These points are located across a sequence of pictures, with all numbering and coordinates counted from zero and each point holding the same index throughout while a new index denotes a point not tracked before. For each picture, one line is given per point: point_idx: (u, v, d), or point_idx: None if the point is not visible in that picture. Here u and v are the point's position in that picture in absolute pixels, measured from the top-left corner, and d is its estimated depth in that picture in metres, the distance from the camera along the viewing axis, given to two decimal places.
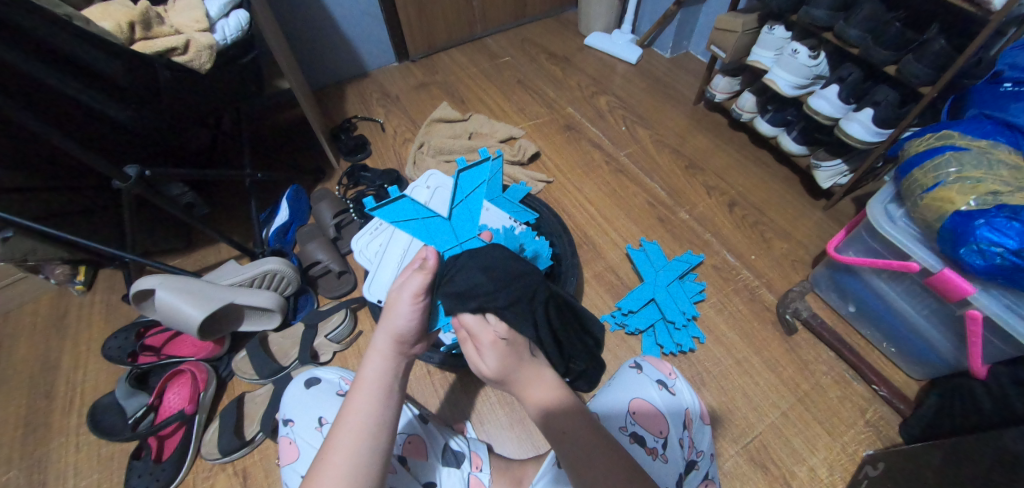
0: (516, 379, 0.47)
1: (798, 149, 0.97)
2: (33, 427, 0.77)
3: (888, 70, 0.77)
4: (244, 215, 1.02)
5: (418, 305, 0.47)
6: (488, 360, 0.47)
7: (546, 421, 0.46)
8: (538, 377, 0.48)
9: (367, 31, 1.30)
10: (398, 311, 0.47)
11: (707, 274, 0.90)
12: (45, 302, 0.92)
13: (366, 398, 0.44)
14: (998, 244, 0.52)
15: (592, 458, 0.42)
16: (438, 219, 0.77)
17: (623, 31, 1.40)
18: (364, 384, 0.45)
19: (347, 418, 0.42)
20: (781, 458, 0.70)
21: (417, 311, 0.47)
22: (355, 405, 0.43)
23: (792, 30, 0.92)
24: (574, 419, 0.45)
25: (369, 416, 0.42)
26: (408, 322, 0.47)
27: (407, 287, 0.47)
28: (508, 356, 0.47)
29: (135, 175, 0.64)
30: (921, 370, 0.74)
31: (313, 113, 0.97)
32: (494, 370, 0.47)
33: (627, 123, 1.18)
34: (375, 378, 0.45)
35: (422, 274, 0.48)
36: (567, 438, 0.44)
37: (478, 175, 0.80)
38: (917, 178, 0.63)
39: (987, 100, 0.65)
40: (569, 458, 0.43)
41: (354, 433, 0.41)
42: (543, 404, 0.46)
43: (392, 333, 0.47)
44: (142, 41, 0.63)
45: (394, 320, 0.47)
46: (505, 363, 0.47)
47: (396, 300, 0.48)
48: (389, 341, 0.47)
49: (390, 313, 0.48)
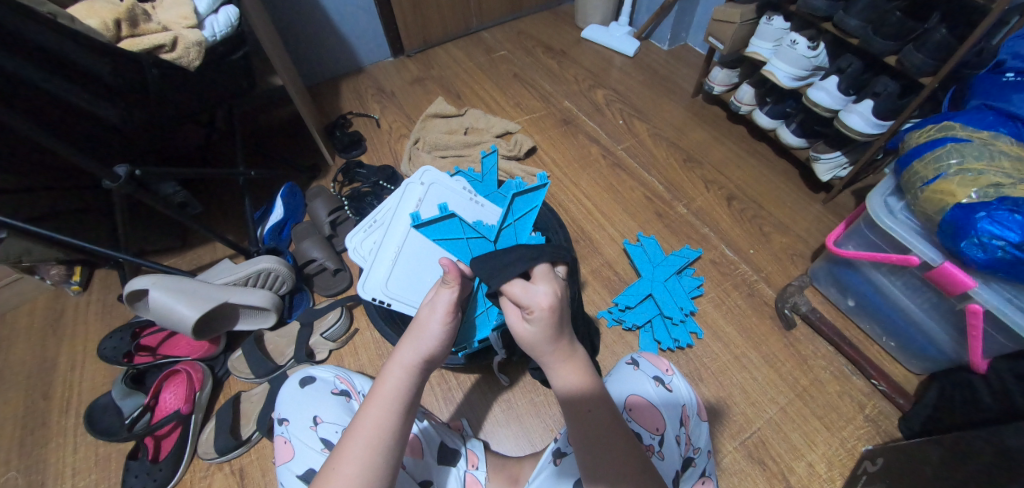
0: (551, 349, 0.44)
1: (797, 141, 0.96)
2: (31, 428, 0.77)
3: (889, 61, 0.76)
4: (240, 214, 1.01)
5: (447, 324, 0.46)
6: (536, 322, 0.43)
7: (572, 400, 0.44)
8: (569, 354, 0.44)
9: (361, 26, 1.28)
10: (428, 327, 0.46)
11: (705, 269, 0.89)
12: (41, 303, 0.92)
13: (384, 413, 0.42)
14: (1000, 237, 0.52)
15: (608, 451, 0.41)
16: (484, 242, 0.75)
17: (620, 23, 1.39)
18: (383, 397, 0.43)
19: (362, 430, 0.41)
20: (780, 454, 0.69)
21: (445, 329, 0.46)
22: (372, 417, 0.42)
23: (791, 21, 0.90)
24: (600, 404, 0.43)
25: (387, 431, 0.42)
26: (436, 339, 0.45)
27: (437, 304, 0.46)
28: (557, 320, 0.44)
29: (125, 175, 0.63)
30: (921, 364, 0.73)
31: (307, 110, 0.96)
32: (535, 335, 0.44)
33: (625, 117, 1.17)
34: (396, 391, 0.44)
35: (449, 289, 0.47)
36: (592, 419, 0.43)
37: (531, 199, 0.78)
38: (918, 170, 0.62)
39: (989, 91, 0.64)
40: (586, 442, 0.42)
41: (367, 445, 0.40)
42: (570, 381, 0.44)
43: (419, 349, 0.45)
44: (130, 38, 0.63)
45: (422, 334, 0.46)
46: (546, 334, 0.43)
47: (425, 317, 0.46)
48: (415, 356, 0.45)
49: (418, 326, 0.46)
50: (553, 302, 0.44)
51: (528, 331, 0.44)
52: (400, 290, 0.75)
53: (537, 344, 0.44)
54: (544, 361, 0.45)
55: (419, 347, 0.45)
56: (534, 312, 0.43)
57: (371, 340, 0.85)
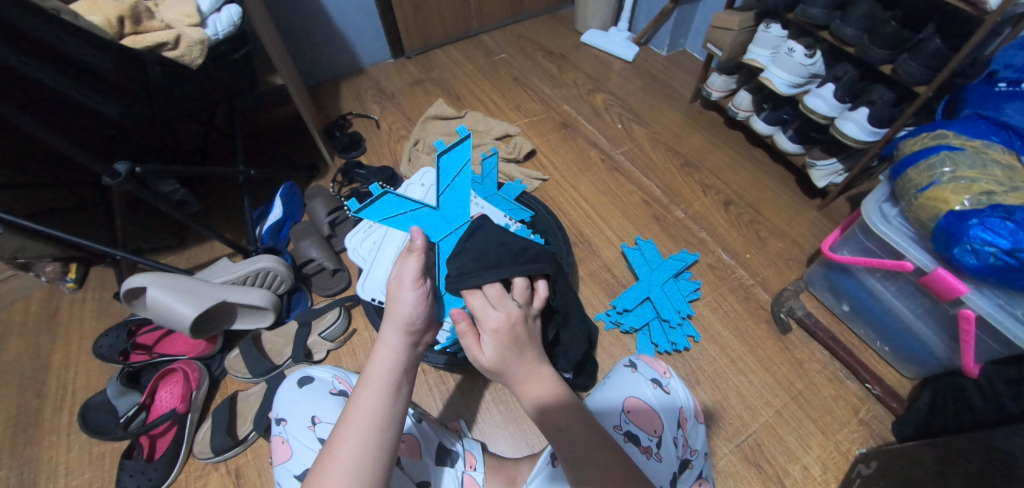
0: (511, 369, 0.45)
1: (794, 148, 0.97)
2: (23, 426, 0.76)
3: (884, 69, 0.77)
4: (238, 212, 1.01)
5: (418, 291, 0.48)
6: (487, 345, 0.46)
7: (541, 417, 0.44)
8: (531, 371, 0.46)
9: (362, 27, 1.28)
10: (400, 300, 0.47)
11: (702, 273, 0.90)
12: (35, 300, 0.91)
13: (375, 392, 0.42)
14: (992, 244, 0.53)
15: (589, 460, 0.40)
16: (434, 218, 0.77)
17: (619, 28, 1.40)
18: (373, 380, 0.43)
19: (354, 413, 0.41)
20: (775, 457, 0.70)
21: (419, 299, 0.47)
22: (363, 400, 0.42)
23: (788, 29, 0.91)
24: (571, 415, 0.44)
25: (379, 411, 0.41)
26: (411, 307, 0.46)
27: (405, 276, 0.49)
28: (510, 344, 0.46)
29: (125, 172, 0.62)
30: (914, 369, 0.74)
31: (307, 110, 0.95)
32: (493, 361, 0.45)
33: (623, 121, 1.18)
34: (384, 370, 0.44)
35: (417, 261, 0.49)
36: (563, 434, 0.43)
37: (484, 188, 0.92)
38: (912, 177, 0.63)
39: (980, 100, 0.65)
40: (565, 455, 0.41)
41: (360, 427, 0.40)
42: (533, 394, 0.45)
43: (399, 322, 0.46)
44: (132, 36, 0.62)
45: (399, 309, 0.47)
46: (502, 356, 0.45)
47: (397, 291, 0.48)
48: (397, 331, 0.46)
49: (394, 302, 0.48)
50: (503, 324, 0.47)
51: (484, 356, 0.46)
52: None
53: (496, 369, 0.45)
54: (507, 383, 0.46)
55: (399, 322, 0.47)
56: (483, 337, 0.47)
57: (369, 341, 0.85)
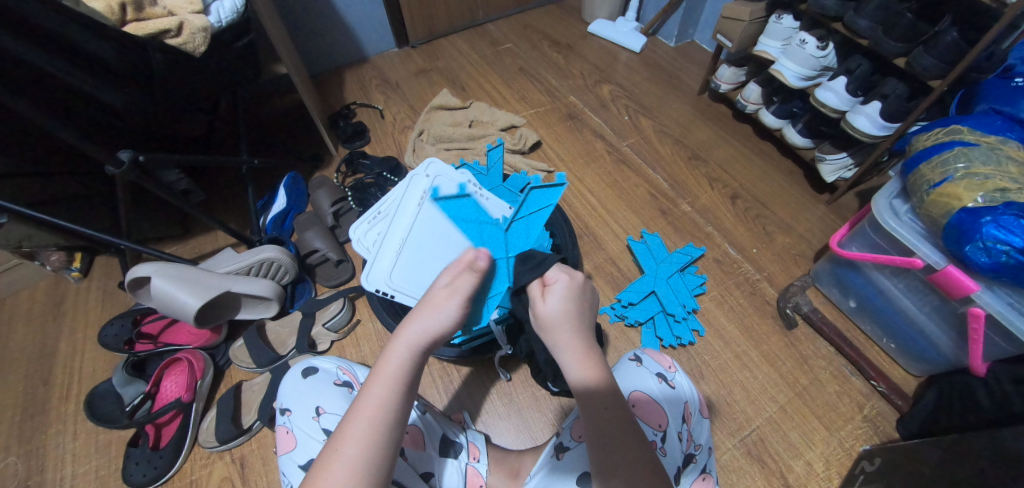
0: (569, 332, 0.46)
1: (803, 141, 0.96)
2: (31, 414, 0.77)
3: (898, 62, 0.75)
4: (242, 202, 1.01)
5: (463, 308, 0.47)
6: (552, 298, 0.49)
7: (582, 401, 0.44)
8: (584, 346, 0.46)
9: (366, 14, 1.26)
10: (443, 308, 0.46)
11: (708, 268, 0.89)
12: (41, 289, 0.92)
13: (388, 392, 0.42)
14: (1004, 242, 0.52)
15: (623, 446, 0.42)
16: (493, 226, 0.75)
17: (627, 19, 1.38)
18: (388, 377, 0.43)
19: (365, 411, 0.41)
20: (779, 452, 0.70)
21: (458, 311, 0.46)
22: (376, 397, 0.41)
23: (800, 20, 0.90)
24: (615, 401, 0.44)
25: (389, 412, 0.41)
26: (451, 321, 0.45)
27: (457, 289, 0.47)
28: (579, 304, 0.48)
29: (129, 161, 0.62)
30: (920, 366, 0.74)
31: (311, 99, 0.94)
32: (557, 313, 0.47)
33: (630, 113, 1.17)
34: (402, 371, 0.43)
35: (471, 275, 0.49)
36: (606, 413, 0.43)
37: (547, 195, 0.72)
38: (924, 173, 0.62)
39: (998, 95, 0.64)
40: (599, 439, 0.43)
41: (369, 426, 0.40)
42: (582, 372, 0.45)
43: (431, 330, 0.45)
44: (135, 23, 0.61)
45: (435, 316, 0.46)
46: (568, 311, 0.47)
47: (443, 297, 0.46)
48: (426, 338, 0.44)
49: (425, 307, 0.46)
50: (568, 288, 0.49)
51: (548, 307, 0.48)
52: (403, 282, 0.74)
53: (557, 326, 0.47)
54: (556, 346, 0.47)
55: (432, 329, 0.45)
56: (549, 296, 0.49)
57: (373, 332, 0.85)
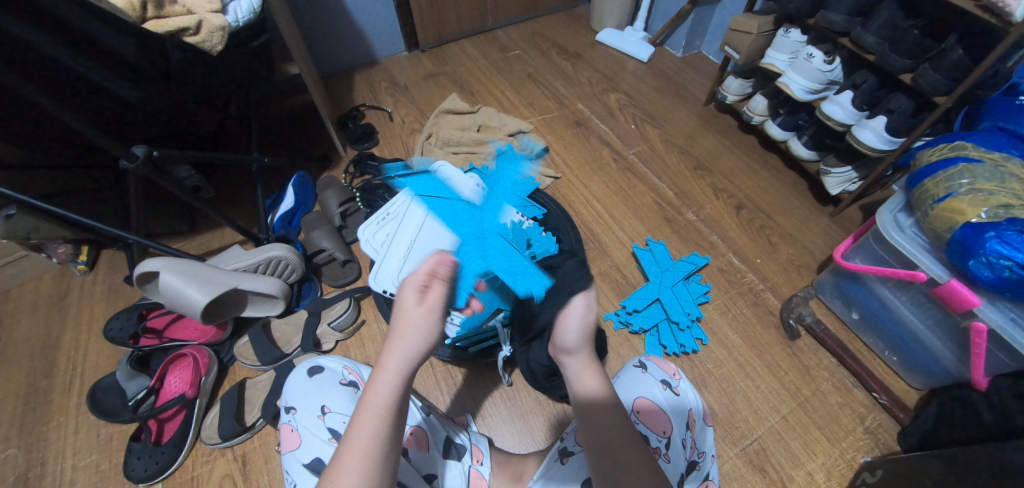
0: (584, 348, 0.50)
1: (808, 154, 0.97)
2: (33, 406, 0.77)
3: (904, 78, 0.76)
4: (250, 200, 1.01)
5: (439, 323, 0.44)
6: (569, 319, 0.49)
7: (590, 405, 0.48)
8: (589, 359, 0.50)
9: (378, 18, 1.28)
10: (416, 327, 0.43)
11: (712, 276, 0.90)
12: (47, 280, 0.92)
13: (377, 422, 0.41)
14: (1008, 257, 0.52)
15: (624, 452, 0.44)
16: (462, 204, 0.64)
17: (635, 29, 1.39)
18: (376, 407, 0.42)
19: (356, 442, 0.40)
20: (780, 462, 0.70)
21: (434, 326, 0.44)
22: (366, 427, 0.41)
23: (807, 34, 0.91)
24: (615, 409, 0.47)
25: (381, 439, 0.41)
26: (427, 342, 0.44)
27: (427, 304, 0.44)
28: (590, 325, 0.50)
29: (143, 155, 0.62)
30: (922, 380, 0.74)
31: (321, 99, 0.95)
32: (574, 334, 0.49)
33: (637, 122, 1.18)
34: (387, 399, 0.42)
35: (440, 284, 0.44)
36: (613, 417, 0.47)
37: None
38: (928, 188, 0.63)
39: (1002, 113, 0.66)
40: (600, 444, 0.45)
41: (363, 457, 0.39)
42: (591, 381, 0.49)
43: (410, 352, 0.43)
44: (154, 20, 0.62)
45: (412, 336, 0.44)
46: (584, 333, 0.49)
47: (414, 317, 0.44)
48: (407, 362, 0.43)
49: (399, 322, 0.44)
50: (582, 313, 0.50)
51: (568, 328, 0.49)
52: None
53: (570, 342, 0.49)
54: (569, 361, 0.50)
55: (412, 350, 0.44)
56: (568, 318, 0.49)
57: (377, 332, 0.85)
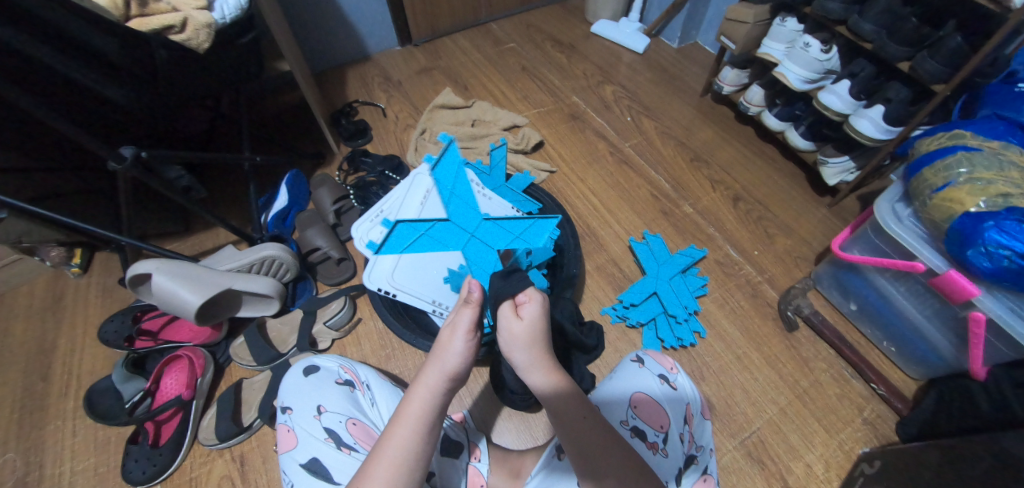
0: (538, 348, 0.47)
1: (806, 144, 0.96)
2: (29, 409, 0.76)
3: (902, 66, 0.75)
4: (244, 199, 1.01)
5: (469, 342, 0.45)
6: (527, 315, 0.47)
7: (558, 410, 0.46)
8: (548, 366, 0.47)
9: (369, 13, 1.26)
10: (450, 346, 0.45)
11: (710, 269, 0.89)
12: (41, 283, 0.91)
13: (409, 434, 0.42)
14: (1007, 247, 0.52)
15: (605, 456, 0.43)
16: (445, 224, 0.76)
17: (630, 19, 1.38)
18: (409, 417, 0.43)
19: (386, 450, 0.41)
20: (779, 454, 0.70)
21: (466, 348, 0.45)
22: (398, 437, 0.41)
23: (804, 23, 0.89)
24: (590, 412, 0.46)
25: (411, 451, 0.41)
26: (458, 361, 0.44)
27: (458, 325, 0.46)
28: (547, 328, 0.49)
29: (130, 156, 0.61)
30: (920, 370, 0.74)
31: (313, 97, 0.94)
32: (525, 331, 0.47)
33: (633, 114, 1.17)
34: (419, 410, 0.43)
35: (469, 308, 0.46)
36: (587, 422, 0.45)
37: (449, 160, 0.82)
38: (927, 177, 0.62)
39: (1001, 100, 0.64)
40: (582, 450, 0.44)
41: (390, 466, 0.40)
42: (544, 382, 0.47)
43: (443, 370, 0.44)
44: (137, 18, 0.60)
45: (445, 354, 0.45)
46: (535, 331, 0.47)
47: (447, 337, 0.46)
48: (439, 378, 0.44)
49: (442, 348, 0.46)
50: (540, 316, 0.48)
51: (521, 327, 0.47)
52: (405, 280, 0.74)
53: (530, 345, 0.47)
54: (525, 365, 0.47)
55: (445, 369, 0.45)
56: (518, 317, 0.47)
57: (373, 331, 0.85)
